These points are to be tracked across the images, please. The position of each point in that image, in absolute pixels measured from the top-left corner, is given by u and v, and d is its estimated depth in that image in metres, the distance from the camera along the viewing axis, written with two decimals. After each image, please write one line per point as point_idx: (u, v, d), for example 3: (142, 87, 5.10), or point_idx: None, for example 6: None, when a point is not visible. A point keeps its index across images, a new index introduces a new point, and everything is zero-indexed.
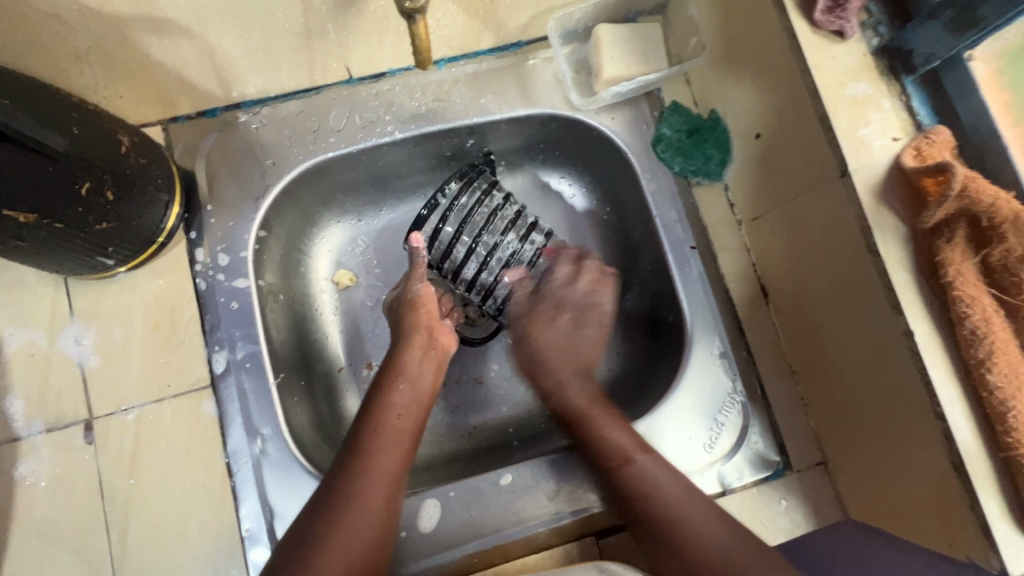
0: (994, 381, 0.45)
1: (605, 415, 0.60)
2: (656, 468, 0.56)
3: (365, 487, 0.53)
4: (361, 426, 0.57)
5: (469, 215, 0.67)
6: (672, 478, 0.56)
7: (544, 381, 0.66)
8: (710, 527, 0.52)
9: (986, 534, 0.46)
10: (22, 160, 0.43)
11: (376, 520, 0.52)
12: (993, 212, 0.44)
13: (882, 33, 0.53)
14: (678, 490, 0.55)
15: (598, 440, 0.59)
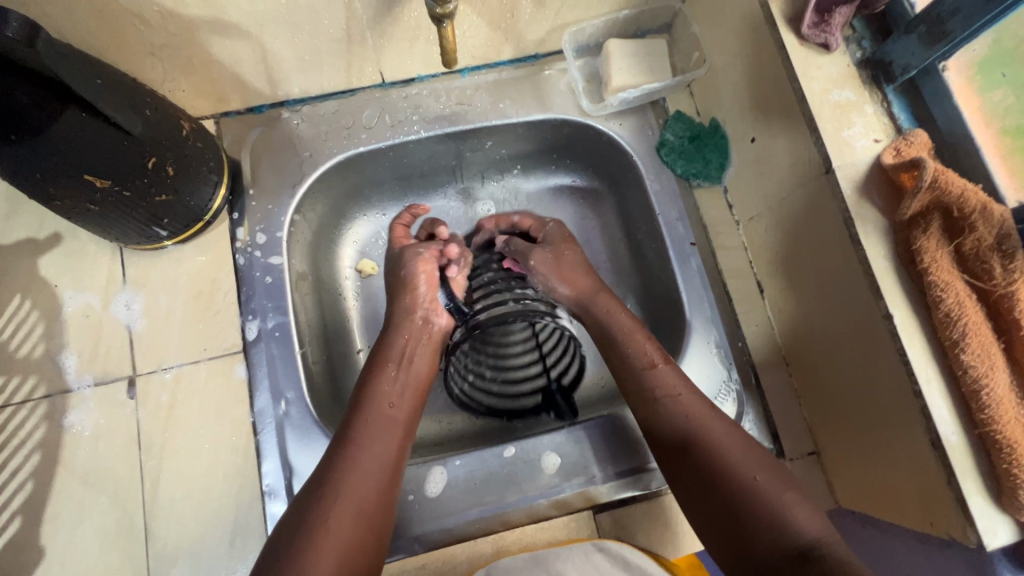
0: (968, 360, 0.48)
1: (689, 393, 0.59)
2: (722, 435, 0.56)
3: (355, 485, 0.53)
4: (349, 428, 0.57)
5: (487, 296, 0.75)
6: (739, 448, 0.55)
7: (614, 354, 0.64)
8: (778, 492, 0.52)
9: (963, 508, 0.48)
10: (103, 133, 0.50)
11: (377, 500, 0.54)
12: (962, 202, 0.49)
13: (865, 47, 0.58)
14: (750, 459, 0.54)
15: (670, 415, 0.58)
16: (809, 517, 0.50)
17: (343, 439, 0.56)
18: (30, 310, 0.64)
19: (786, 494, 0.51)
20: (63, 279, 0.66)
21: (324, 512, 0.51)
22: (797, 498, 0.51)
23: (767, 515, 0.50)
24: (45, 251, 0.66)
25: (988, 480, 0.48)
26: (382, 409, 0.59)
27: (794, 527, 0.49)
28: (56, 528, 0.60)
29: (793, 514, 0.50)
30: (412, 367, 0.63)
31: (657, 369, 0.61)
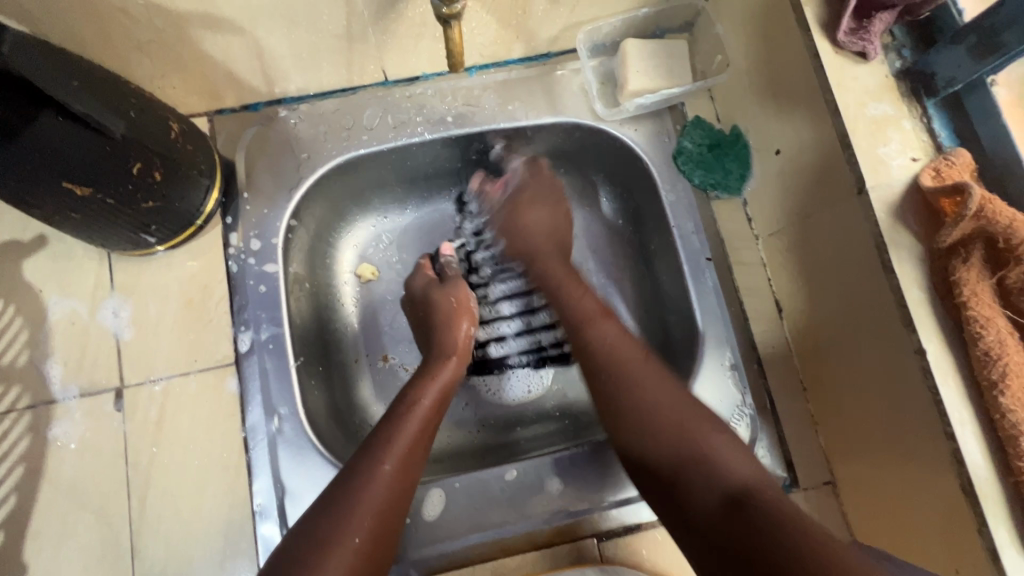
0: (1007, 404, 0.44)
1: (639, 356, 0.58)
2: (656, 388, 0.55)
3: (367, 494, 0.50)
4: (374, 441, 0.55)
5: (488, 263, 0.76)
6: (669, 396, 0.54)
7: (561, 298, 0.65)
8: (699, 438, 0.51)
9: (995, 560, 0.45)
10: (82, 138, 0.46)
11: (384, 517, 0.51)
12: (1010, 233, 0.45)
13: (905, 56, 0.54)
14: (673, 407, 0.54)
15: (632, 388, 0.55)
16: (734, 456, 0.50)
17: (368, 455, 0.53)
18: (14, 316, 0.62)
19: (707, 432, 0.52)
20: (48, 284, 0.63)
21: (337, 530, 0.48)
22: (716, 429, 0.52)
23: (695, 463, 0.50)
24: (30, 254, 0.63)
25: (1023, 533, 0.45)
26: (417, 425, 0.57)
27: (725, 469, 0.49)
28: (39, 545, 0.57)
29: (721, 456, 0.50)
30: (445, 391, 0.61)
31: (593, 325, 0.61)
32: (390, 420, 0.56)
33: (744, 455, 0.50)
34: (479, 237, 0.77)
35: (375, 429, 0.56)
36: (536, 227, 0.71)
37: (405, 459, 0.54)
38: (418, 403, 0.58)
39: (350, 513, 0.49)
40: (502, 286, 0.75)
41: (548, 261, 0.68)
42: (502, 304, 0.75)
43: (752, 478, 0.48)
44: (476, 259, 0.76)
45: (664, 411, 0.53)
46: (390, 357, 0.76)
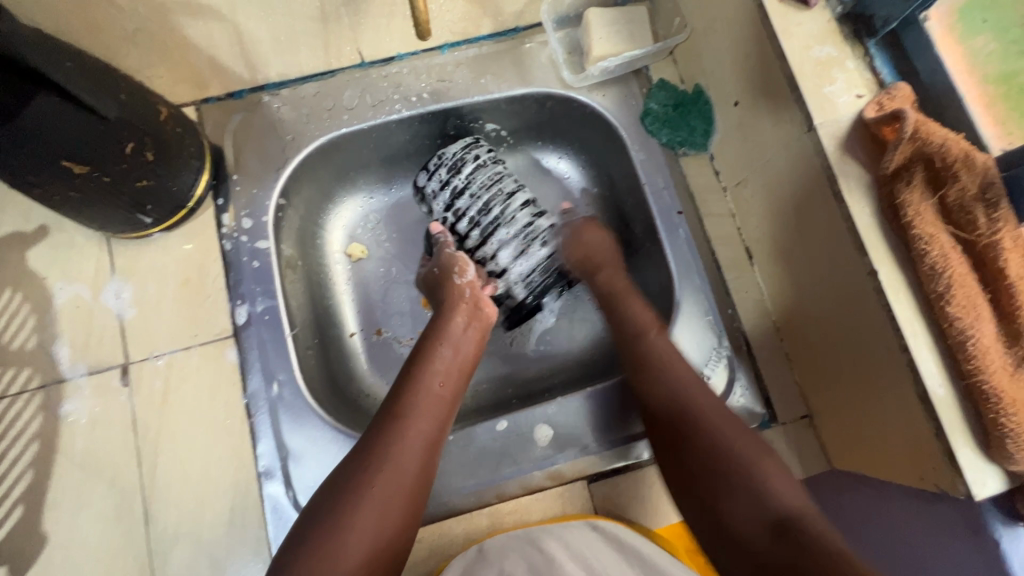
0: (954, 312, 0.47)
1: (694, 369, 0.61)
2: (724, 429, 0.54)
3: (393, 447, 0.54)
4: (400, 397, 0.58)
5: (482, 211, 0.70)
6: (734, 433, 0.54)
7: (621, 307, 0.67)
8: (751, 460, 0.51)
9: (951, 460, 0.48)
10: (77, 118, 0.50)
11: (412, 469, 0.54)
12: (944, 152, 0.48)
13: (845, 1, 0.56)
14: (740, 440, 0.53)
15: (648, 414, 0.59)
16: (786, 482, 0.49)
17: (388, 412, 0.57)
18: (22, 303, 0.65)
19: (762, 460, 0.51)
20: (52, 272, 0.66)
21: (360, 478, 0.52)
22: (771, 461, 0.51)
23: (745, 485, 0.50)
24: (33, 244, 0.67)
25: (975, 431, 0.48)
26: (433, 384, 0.60)
27: (777, 493, 0.48)
28: (57, 515, 0.60)
29: (771, 482, 0.49)
30: (458, 349, 0.64)
31: (648, 334, 0.63)
32: (412, 375, 0.60)
33: (794, 484, 0.50)
34: (453, 206, 0.71)
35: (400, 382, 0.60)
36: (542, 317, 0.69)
37: (431, 414, 0.58)
38: (437, 358, 0.62)
39: (384, 460, 0.53)
40: (496, 237, 0.70)
41: (612, 274, 0.70)
42: (500, 252, 0.70)
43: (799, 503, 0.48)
44: (462, 226, 0.72)
45: (728, 450, 0.53)
46: (384, 331, 0.79)
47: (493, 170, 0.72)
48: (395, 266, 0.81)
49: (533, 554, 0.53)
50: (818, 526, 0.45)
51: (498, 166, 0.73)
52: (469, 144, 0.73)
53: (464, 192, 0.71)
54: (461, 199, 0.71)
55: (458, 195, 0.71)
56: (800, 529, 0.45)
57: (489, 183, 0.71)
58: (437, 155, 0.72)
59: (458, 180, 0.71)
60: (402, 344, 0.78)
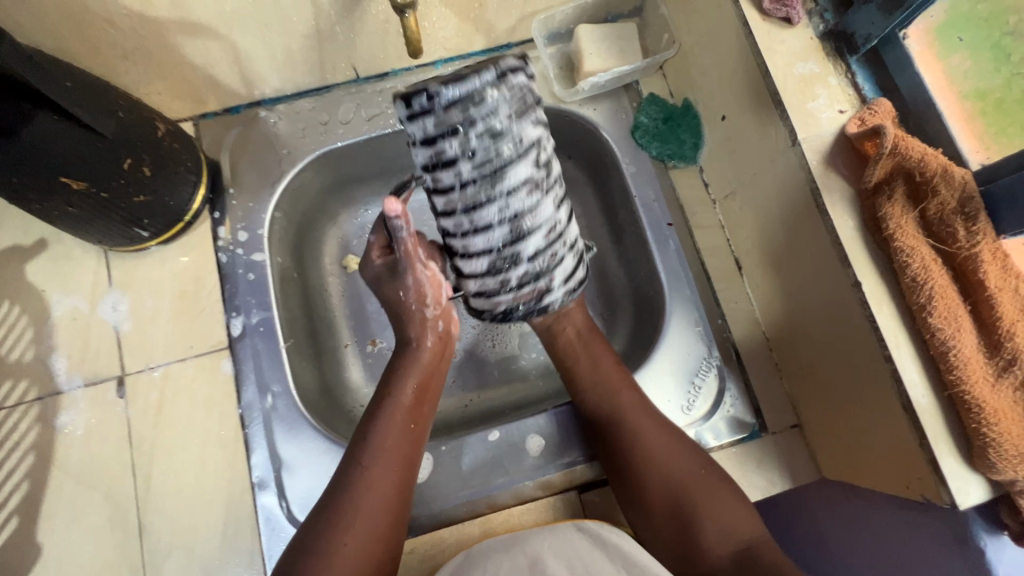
0: (935, 323, 0.48)
1: (639, 404, 0.61)
2: (656, 441, 0.59)
3: (364, 508, 0.54)
4: (363, 447, 0.57)
5: (476, 207, 0.47)
6: (680, 462, 0.58)
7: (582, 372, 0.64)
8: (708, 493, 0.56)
9: (935, 469, 0.48)
10: (74, 135, 0.51)
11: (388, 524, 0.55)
12: (923, 167, 0.49)
13: (828, 19, 0.58)
14: (676, 462, 0.58)
15: (632, 434, 0.60)
16: (742, 519, 0.55)
17: (355, 468, 0.56)
18: (20, 316, 0.66)
19: (718, 495, 0.56)
20: (50, 284, 0.67)
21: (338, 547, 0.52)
22: (727, 497, 0.56)
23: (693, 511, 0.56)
24: (31, 257, 0.67)
25: (959, 440, 0.48)
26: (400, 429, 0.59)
27: (711, 526, 0.55)
28: (51, 527, 0.61)
29: (716, 510, 0.56)
30: (425, 380, 0.62)
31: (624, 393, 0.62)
32: (373, 423, 0.58)
33: (743, 509, 0.56)
34: (435, 173, 0.46)
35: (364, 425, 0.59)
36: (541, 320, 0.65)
37: (397, 459, 0.57)
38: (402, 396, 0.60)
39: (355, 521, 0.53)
40: (477, 240, 0.49)
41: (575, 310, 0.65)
42: (477, 258, 0.50)
43: (754, 537, 0.54)
44: (439, 201, 0.48)
45: (667, 476, 0.57)
46: (378, 341, 0.79)
47: (518, 146, 0.46)
48: None
49: (520, 561, 0.54)
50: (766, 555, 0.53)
51: (535, 153, 0.47)
52: (506, 85, 0.44)
53: (462, 166, 0.45)
54: (443, 166, 0.46)
55: (446, 165, 0.46)
56: (756, 558, 0.53)
57: (500, 168, 0.46)
58: (430, 91, 0.43)
59: (457, 146, 0.44)
60: None
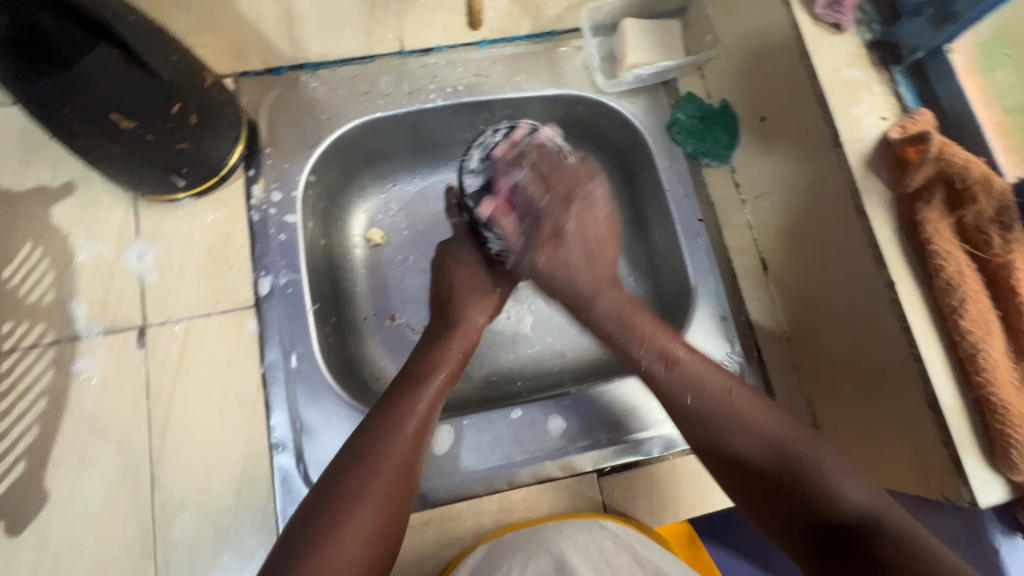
0: (966, 326, 0.50)
1: (745, 396, 0.55)
2: (750, 409, 0.54)
3: (381, 458, 0.53)
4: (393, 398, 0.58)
5: None
6: (768, 419, 0.54)
7: (618, 339, 0.62)
8: (815, 457, 0.51)
9: (958, 467, 0.50)
10: (131, 72, 0.50)
11: (404, 476, 0.54)
12: (964, 174, 0.51)
13: (874, 30, 0.60)
14: (772, 423, 0.53)
15: (699, 390, 0.56)
16: (857, 484, 0.49)
17: (381, 412, 0.56)
18: (42, 258, 0.64)
19: (830, 464, 0.50)
20: (75, 228, 0.66)
21: (359, 489, 0.51)
22: (840, 467, 0.50)
23: (813, 481, 0.50)
24: (58, 199, 0.66)
25: (981, 441, 0.50)
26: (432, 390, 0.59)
27: (843, 499, 0.48)
28: (60, 474, 0.59)
29: (833, 478, 0.49)
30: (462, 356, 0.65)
31: (679, 363, 0.58)
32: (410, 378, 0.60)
33: (861, 484, 0.49)
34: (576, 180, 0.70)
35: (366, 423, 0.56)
36: (576, 267, 0.66)
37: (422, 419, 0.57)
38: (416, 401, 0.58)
39: (342, 524, 0.49)
40: None
41: (611, 297, 0.64)
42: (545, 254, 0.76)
43: (868, 508, 0.47)
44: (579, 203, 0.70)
45: (762, 438, 0.53)
46: (398, 317, 0.79)
47: None
48: (412, 254, 0.82)
49: (544, 560, 0.55)
50: (899, 525, 0.45)
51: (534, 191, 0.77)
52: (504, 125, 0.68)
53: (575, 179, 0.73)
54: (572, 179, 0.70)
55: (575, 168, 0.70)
56: (876, 528, 0.46)
57: None
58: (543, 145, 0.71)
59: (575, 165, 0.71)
60: (415, 333, 0.78)
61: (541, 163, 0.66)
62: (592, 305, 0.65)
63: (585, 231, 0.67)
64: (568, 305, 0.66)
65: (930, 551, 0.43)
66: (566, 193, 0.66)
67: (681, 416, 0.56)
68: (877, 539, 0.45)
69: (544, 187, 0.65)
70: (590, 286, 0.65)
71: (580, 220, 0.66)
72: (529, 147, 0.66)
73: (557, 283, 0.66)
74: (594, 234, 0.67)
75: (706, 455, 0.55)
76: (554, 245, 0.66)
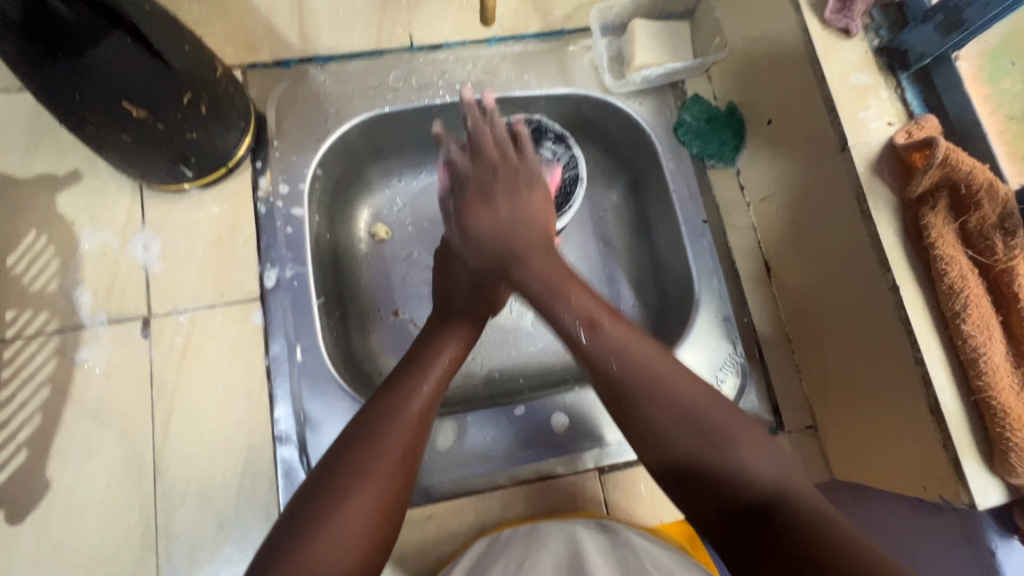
0: (968, 330, 0.50)
1: (669, 366, 0.51)
2: (683, 385, 0.50)
3: (390, 435, 0.53)
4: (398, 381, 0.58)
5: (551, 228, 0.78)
6: (700, 394, 0.50)
7: (554, 310, 0.58)
8: (734, 437, 0.47)
9: (957, 470, 0.51)
10: (143, 62, 0.50)
11: (409, 454, 0.53)
12: (970, 179, 0.51)
13: (882, 36, 0.61)
14: (689, 394, 0.49)
15: (621, 354, 0.52)
16: (763, 459, 0.46)
17: (389, 394, 0.56)
18: (47, 245, 0.64)
19: (740, 438, 0.47)
20: (80, 217, 0.66)
21: (367, 464, 0.50)
22: (748, 443, 0.47)
23: (717, 458, 0.46)
24: (63, 188, 0.66)
25: (981, 444, 0.50)
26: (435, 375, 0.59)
27: (753, 474, 0.45)
28: (62, 463, 0.59)
29: (742, 453, 0.46)
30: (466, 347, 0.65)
31: (598, 325, 0.55)
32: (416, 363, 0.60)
33: (776, 461, 0.46)
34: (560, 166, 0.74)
35: (368, 406, 0.56)
36: (492, 226, 0.64)
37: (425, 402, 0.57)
38: (419, 385, 0.58)
39: (342, 502, 0.48)
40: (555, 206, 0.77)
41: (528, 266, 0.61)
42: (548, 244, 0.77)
43: (774, 482, 0.44)
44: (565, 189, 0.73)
45: (666, 409, 0.49)
46: (401, 312, 0.79)
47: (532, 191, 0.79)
48: (417, 249, 0.81)
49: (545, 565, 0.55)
50: (800, 510, 0.41)
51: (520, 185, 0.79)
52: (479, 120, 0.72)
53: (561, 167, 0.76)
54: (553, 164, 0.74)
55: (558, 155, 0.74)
56: (777, 510, 0.42)
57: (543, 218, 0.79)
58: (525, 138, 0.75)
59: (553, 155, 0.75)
60: (418, 328, 0.78)
61: (490, 135, 0.66)
62: (524, 262, 0.62)
63: (516, 204, 0.65)
64: (497, 265, 0.64)
65: (826, 526, 0.39)
66: (495, 162, 0.66)
67: (623, 370, 0.51)
68: (783, 519, 0.41)
69: (473, 158, 0.66)
70: (505, 250, 0.63)
71: (511, 201, 0.65)
72: (474, 130, 0.66)
73: (483, 239, 0.64)
74: (526, 209, 0.65)
75: (638, 445, 0.50)
76: (480, 205, 0.65)
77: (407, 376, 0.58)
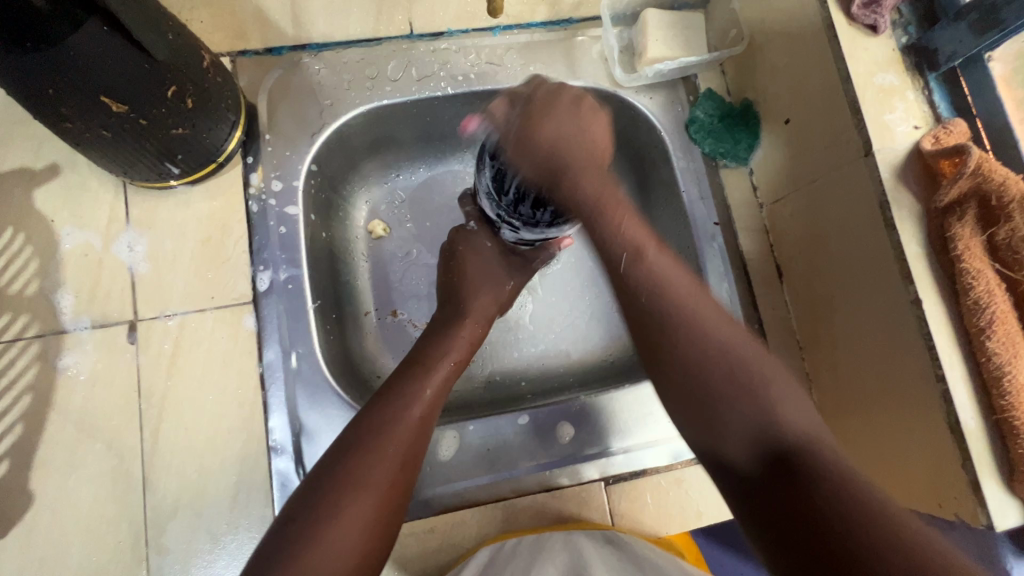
0: (992, 347, 0.49)
1: (785, 384, 0.48)
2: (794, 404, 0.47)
3: (392, 439, 0.50)
4: (401, 379, 0.56)
5: None
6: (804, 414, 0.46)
7: (639, 298, 0.53)
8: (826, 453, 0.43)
9: (975, 491, 0.49)
10: (125, 55, 0.46)
11: (410, 458, 0.51)
12: (1002, 190, 0.49)
13: (910, 33, 0.58)
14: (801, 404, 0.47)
15: (712, 352, 0.49)
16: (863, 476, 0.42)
17: (391, 393, 0.54)
18: (24, 245, 0.60)
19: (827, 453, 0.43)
20: (60, 215, 0.62)
21: (367, 471, 0.48)
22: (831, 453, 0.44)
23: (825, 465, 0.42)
24: (40, 183, 0.62)
25: (1001, 464, 0.49)
26: (440, 377, 0.57)
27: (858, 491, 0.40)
28: (47, 474, 0.57)
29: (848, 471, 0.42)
30: (471, 347, 0.63)
31: (707, 333, 0.50)
32: (421, 362, 0.58)
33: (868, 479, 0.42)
34: None
35: (366, 411, 0.53)
36: (560, 134, 0.55)
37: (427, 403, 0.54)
38: (420, 387, 0.55)
39: (341, 507, 0.46)
40: None
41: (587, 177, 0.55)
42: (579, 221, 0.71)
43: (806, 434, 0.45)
44: None
45: (791, 426, 0.45)
46: (399, 313, 0.76)
47: None
48: (416, 247, 0.78)
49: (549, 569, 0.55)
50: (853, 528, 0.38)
51: None
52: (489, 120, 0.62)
53: None
54: None
55: None
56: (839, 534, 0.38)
57: None
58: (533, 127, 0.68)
59: None
60: (417, 329, 0.75)
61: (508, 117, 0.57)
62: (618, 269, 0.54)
63: (581, 122, 0.56)
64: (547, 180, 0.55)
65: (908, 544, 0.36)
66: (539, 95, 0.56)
67: (733, 375, 0.48)
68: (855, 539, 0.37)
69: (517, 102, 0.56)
70: (578, 190, 0.54)
71: (575, 116, 0.56)
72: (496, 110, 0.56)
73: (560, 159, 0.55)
74: (591, 128, 0.56)
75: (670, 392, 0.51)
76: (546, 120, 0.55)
77: (409, 378, 0.56)
